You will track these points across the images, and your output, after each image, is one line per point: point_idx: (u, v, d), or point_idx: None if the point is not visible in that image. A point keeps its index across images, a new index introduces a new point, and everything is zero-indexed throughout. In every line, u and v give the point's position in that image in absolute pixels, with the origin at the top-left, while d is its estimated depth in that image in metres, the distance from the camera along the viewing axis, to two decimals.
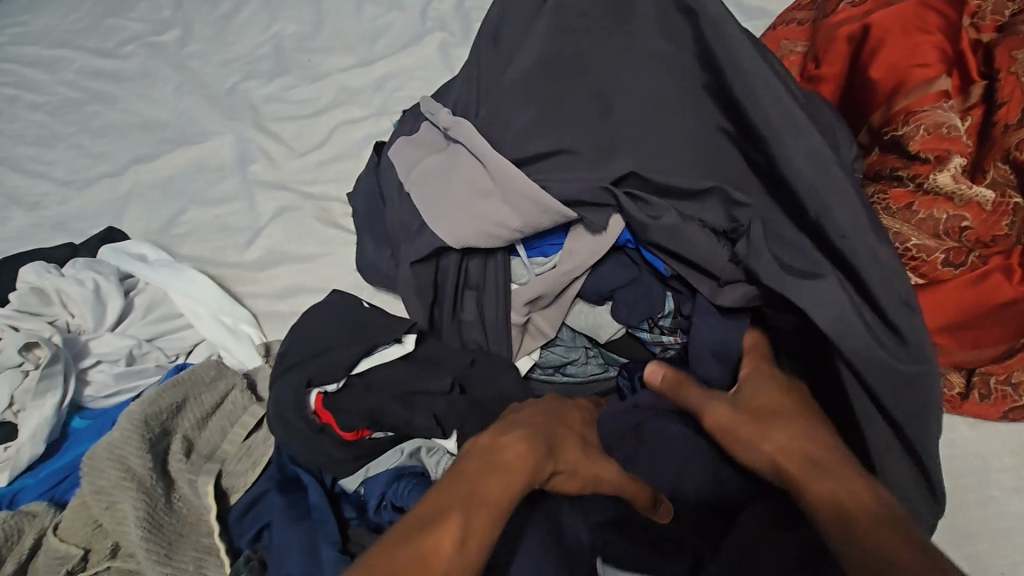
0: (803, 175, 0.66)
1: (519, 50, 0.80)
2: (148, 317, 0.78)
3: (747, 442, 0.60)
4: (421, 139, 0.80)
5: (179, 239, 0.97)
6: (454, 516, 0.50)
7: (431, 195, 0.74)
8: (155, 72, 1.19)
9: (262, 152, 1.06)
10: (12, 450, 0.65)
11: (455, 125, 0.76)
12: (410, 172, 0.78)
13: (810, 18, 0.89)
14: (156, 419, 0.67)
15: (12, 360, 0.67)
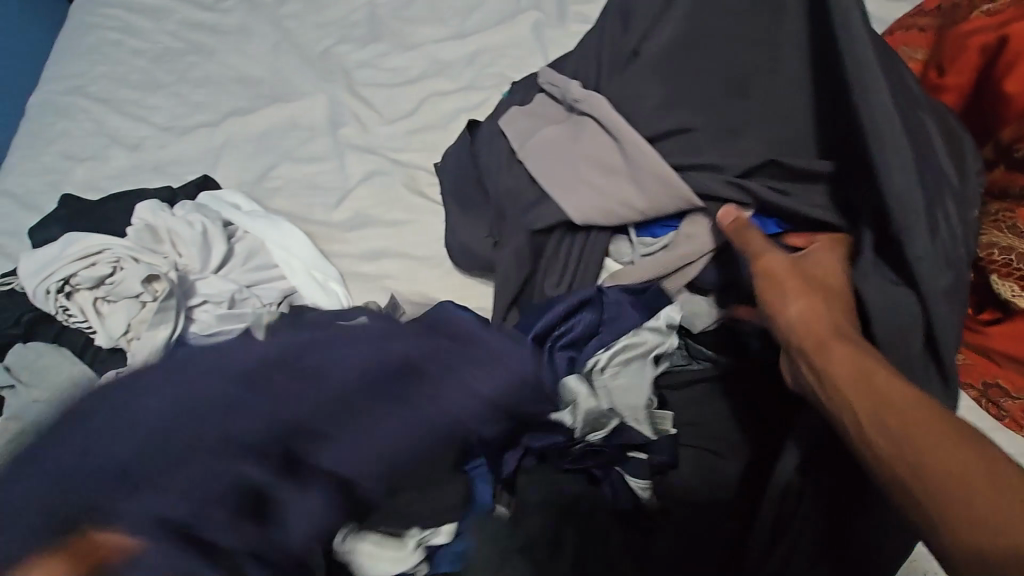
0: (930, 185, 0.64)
1: (654, 36, 0.82)
2: (247, 265, 0.80)
3: (826, 350, 0.56)
4: (541, 108, 0.84)
5: (270, 193, 0.99)
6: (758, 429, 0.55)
7: (552, 164, 0.77)
8: (253, 29, 1.21)
9: (352, 116, 1.07)
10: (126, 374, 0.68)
11: (585, 100, 0.79)
12: (527, 137, 0.81)
13: (933, 24, 0.84)
14: None
15: (131, 290, 0.70)
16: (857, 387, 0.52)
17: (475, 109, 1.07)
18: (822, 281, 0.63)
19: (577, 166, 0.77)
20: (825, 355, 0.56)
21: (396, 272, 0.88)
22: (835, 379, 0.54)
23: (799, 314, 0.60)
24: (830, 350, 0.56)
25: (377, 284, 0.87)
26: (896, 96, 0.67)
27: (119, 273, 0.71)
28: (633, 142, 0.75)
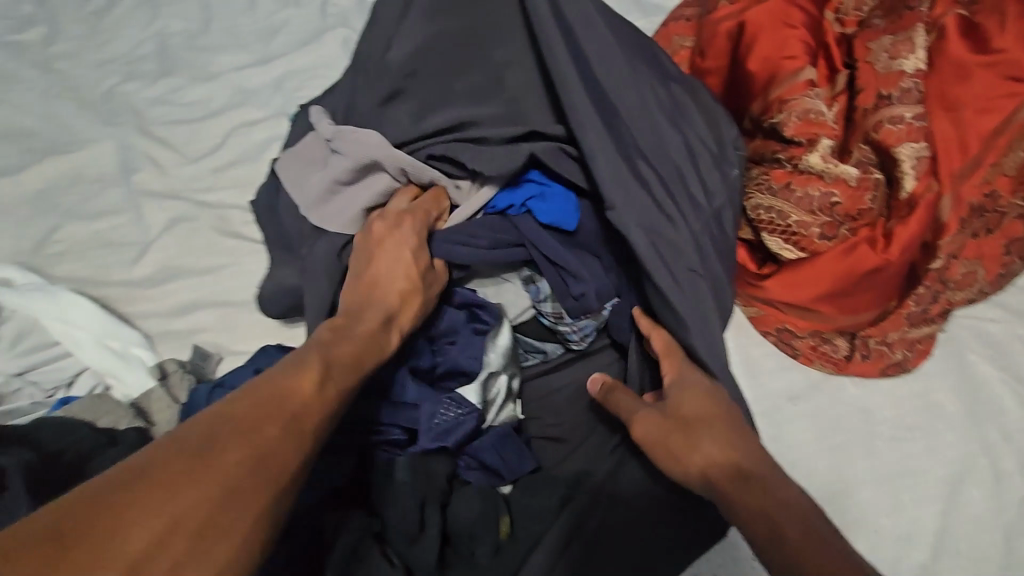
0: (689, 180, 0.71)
1: (425, 37, 0.77)
2: (17, 349, 0.70)
3: (734, 494, 0.53)
4: (305, 153, 0.76)
5: (55, 259, 0.87)
6: (748, 513, 0.51)
7: (331, 203, 0.73)
8: (18, 74, 1.07)
9: (148, 159, 0.98)
10: None
11: (337, 135, 0.73)
12: (297, 188, 0.75)
13: (694, 14, 0.92)
14: (68, 429, 0.62)
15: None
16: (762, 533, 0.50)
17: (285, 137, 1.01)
18: (686, 416, 0.60)
19: (354, 195, 0.73)
20: (733, 502, 0.53)
21: (211, 323, 0.81)
22: (746, 530, 0.51)
23: (701, 475, 0.57)
24: (735, 499, 0.53)
25: (190, 341, 0.80)
26: (649, 97, 0.73)
27: None
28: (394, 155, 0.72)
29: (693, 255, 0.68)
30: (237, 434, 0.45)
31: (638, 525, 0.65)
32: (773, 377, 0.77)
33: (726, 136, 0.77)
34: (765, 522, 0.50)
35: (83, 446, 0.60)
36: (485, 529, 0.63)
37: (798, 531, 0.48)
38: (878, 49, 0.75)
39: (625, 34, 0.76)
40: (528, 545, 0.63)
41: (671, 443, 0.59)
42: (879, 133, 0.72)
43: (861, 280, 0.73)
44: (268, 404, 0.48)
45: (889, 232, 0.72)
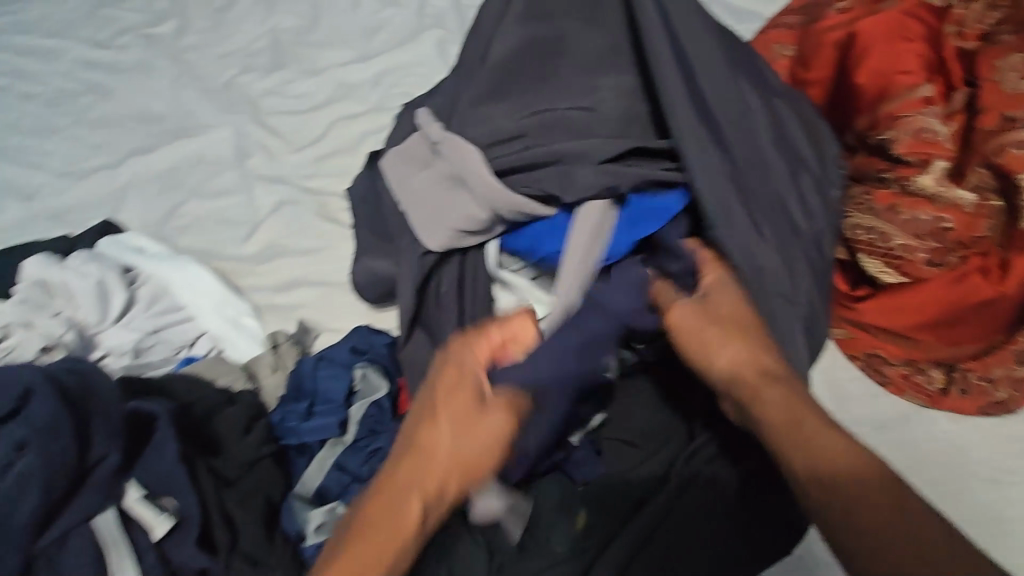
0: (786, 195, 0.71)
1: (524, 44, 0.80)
2: (150, 310, 0.78)
3: (758, 388, 0.56)
4: (410, 150, 0.80)
5: (178, 232, 0.97)
6: (771, 401, 0.55)
7: (421, 206, 0.76)
8: (153, 63, 1.18)
9: (259, 146, 1.06)
10: (17, 345, 0.71)
11: (445, 141, 0.77)
12: (398, 185, 0.79)
13: (797, 22, 0.89)
14: (196, 385, 0.70)
15: (26, 355, 0.70)
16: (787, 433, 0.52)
17: (381, 131, 1.07)
18: (721, 313, 0.61)
19: (440, 202, 0.75)
20: (758, 401, 0.56)
21: (309, 301, 0.88)
22: (766, 417, 0.54)
23: (728, 369, 0.59)
24: (761, 394, 0.56)
25: (290, 316, 0.87)
26: (751, 109, 0.73)
27: (14, 337, 0.71)
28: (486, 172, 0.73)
29: (785, 268, 0.68)
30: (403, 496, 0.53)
31: (719, 527, 0.64)
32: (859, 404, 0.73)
33: (828, 152, 0.76)
34: (782, 415, 0.53)
35: (206, 403, 0.68)
36: (562, 519, 0.64)
37: (819, 435, 0.50)
38: (1005, 67, 0.71)
39: (728, 45, 0.76)
40: (604, 540, 0.64)
41: (705, 334, 0.60)
42: (1001, 157, 0.68)
43: (969, 309, 0.70)
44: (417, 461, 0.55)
45: (1004, 262, 0.68)
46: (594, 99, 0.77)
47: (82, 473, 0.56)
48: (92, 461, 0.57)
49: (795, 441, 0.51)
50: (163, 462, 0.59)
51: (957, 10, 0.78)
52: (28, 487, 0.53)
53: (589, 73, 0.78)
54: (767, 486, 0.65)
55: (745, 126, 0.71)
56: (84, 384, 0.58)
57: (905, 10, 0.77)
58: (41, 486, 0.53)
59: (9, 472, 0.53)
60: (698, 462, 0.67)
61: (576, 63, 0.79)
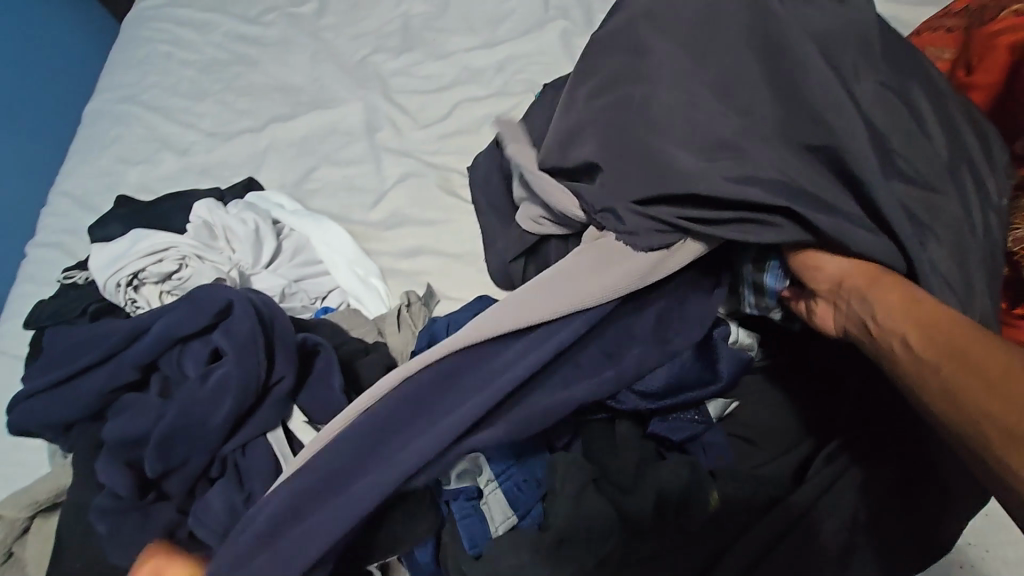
0: (945, 207, 0.65)
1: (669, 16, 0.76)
2: (295, 261, 0.84)
3: (880, 294, 0.57)
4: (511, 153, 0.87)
5: (311, 194, 1.03)
6: (880, 300, 0.56)
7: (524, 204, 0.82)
8: (294, 40, 1.27)
9: (388, 121, 1.12)
10: (189, 277, 0.77)
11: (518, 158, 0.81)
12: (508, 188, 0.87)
13: (959, 25, 0.85)
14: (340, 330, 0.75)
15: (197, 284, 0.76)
16: (939, 344, 0.50)
17: (503, 114, 1.10)
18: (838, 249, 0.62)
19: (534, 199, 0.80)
20: (873, 293, 0.57)
21: (431, 269, 0.91)
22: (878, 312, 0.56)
23: (839, 270, 0.61)
24: (880, 288, 0.57)
25: (413, 280, 0.90)
26: (915, 111, 0.69)
27: (187, 270, 0.77)
28: (547, 182, 0.75)
29: (959, 267, 0.63)
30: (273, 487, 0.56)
31: (852, 527, 0.64)
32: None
33: (998, 157, 0.72)
34: (896, 304, 0.55)
35: (350, 346, 0.73)
36: (698, 495, 0.63)
37: (962, 329, 0.50)
38: None
39: (897, 40, 0.73)
40: (739, 528, 0.65)
41: (827, 261, 0.62)
42: None
43: None
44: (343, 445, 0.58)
45: None
46: (729, 72, 0.68)
47: (264, 389, 0.63)
48: (273, 379, 0.63)
49: (933, 334, 0.51)
50: (328, 395, 0.65)
51: None
52: (224, 394, 0.60)
53: (727, 68, 0.68)
54: (902, 496, 0.65)
55: (890, 138, 0.66)
56: (269, 309, 0.66)
57: None
58: (234, 395, 0.60)
59: (211, 378, 0.61)
60: (840, 462, 0.66)
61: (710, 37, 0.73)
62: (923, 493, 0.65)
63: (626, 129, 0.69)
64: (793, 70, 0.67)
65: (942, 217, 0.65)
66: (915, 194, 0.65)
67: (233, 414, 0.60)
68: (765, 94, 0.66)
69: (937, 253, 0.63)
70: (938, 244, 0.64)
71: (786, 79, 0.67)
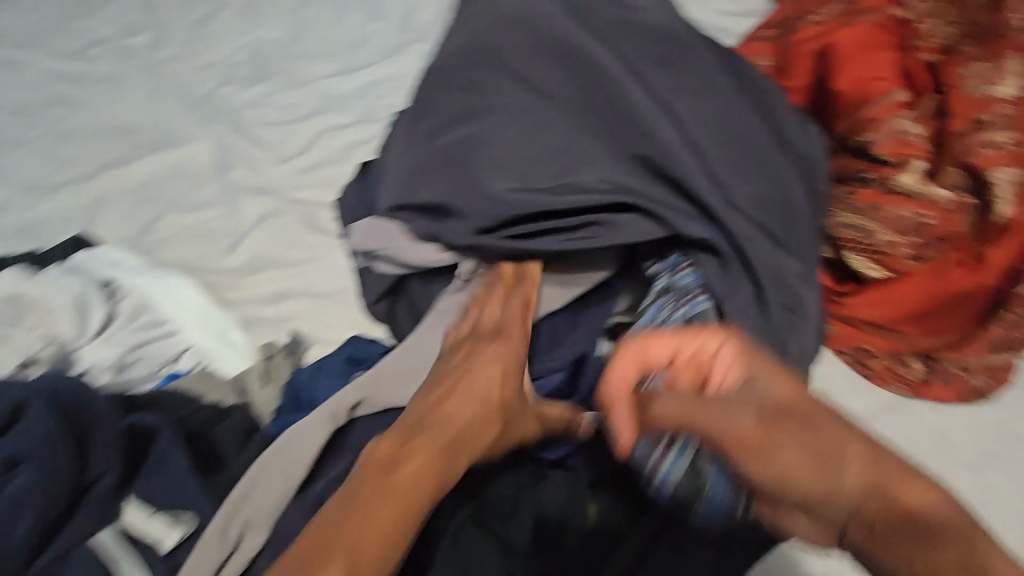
0: (762, 194, 0.72)
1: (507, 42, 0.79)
2: (132, 325, 0.76)
3: (710, 417, 0.53)
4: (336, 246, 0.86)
5: (157, 245, 0.93)
6: (743, 416, 0.52)
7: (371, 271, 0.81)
8: (127, 75, 1.15)
9: (242, 157, 1.04)
10: None
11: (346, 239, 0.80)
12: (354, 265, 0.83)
13: (773, 35, 0.94)
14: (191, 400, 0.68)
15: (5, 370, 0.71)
16: (857, 473, 0.47)
17: (369, 141, 1.06)
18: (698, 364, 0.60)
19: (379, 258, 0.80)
20: (729, 422, 0.52)
21: (299, 313, 0.86)
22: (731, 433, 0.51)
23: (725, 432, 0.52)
24: (738, 420, 0.52)
25: (279, 328, 0.84)
26: (736, 107, 0.75)
27: None
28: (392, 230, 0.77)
29: (772, 250, 0.71)
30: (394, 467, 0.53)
31: None
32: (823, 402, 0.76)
33: (810, 140, 0.77)
34: (743, 421, 0.51)
35: (199, 416, 0.66)
36: (574, 509, 0.63)
37: (832, 441, 0.49)
38: (969, 75, 0.77)
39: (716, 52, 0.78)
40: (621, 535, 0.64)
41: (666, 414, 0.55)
42: (974, 158, 0.72)
43: (950, 299, 0.74)
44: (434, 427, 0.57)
45: (983, 256, 0.72)
46: (560, 100, 0.76)
47: (81, 489, 0.59)
48: (91, 477, 0.60)
49: (787, 452, 0.49)
50: (172, 478, 0.60)
51: (920, 26, 0.84)
52: (22, 512, 0.55)
53: (563, 97, 0.76)
54: None
55: (708, 140, 0.73)
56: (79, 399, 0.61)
57: (878, 22, 0.82)
58: (39, 503, 0.55)
59: (14, 485, 0.56)
60: None
61: (546, 55, 0.78)
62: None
63: (467, 160, 0.74)
64: (612, 94, 0.74)
65: (759, 204, 0.72)
66: (734, 186, 0.72)
67: (37, 528, 0.55)
68: (590, 120, 0.74)
69: (756, 243, 0.70)
70: (756, 230, 0.71)
71: (609, 102, 0.74)
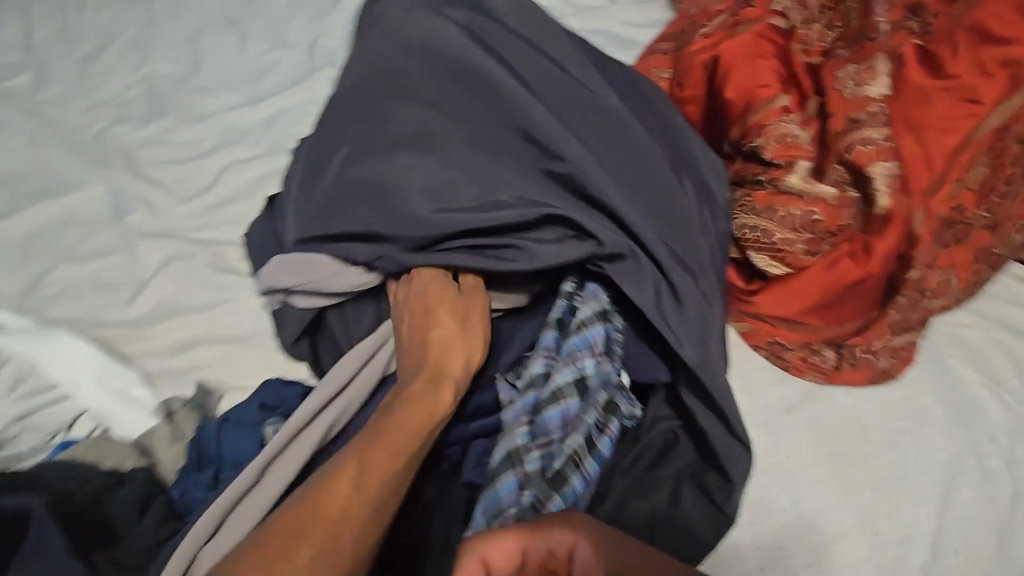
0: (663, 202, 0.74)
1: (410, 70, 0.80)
2: (14, 395, 0.69)
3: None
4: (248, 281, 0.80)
5: (47, 301, 0.86)
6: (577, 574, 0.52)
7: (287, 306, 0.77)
8: (5, 120, 1.07)
9: (141, 200, 0.98)
10: None
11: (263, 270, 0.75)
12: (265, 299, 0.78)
13: (671, 48, 0.98)
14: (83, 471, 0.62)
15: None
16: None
17: (278, 173, 1.03)
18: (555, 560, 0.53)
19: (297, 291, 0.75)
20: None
21: (210, 360, 0.81)
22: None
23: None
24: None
25: (189, 378, 0.79)
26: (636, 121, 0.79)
27: None
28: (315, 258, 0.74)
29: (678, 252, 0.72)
30: (318, 497, 0.49)
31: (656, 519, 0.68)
32: (742, 398, 0.79)
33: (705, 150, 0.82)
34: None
35: (88, 488, 0.60)
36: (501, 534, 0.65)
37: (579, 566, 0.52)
38: (844, 77, 0.81)
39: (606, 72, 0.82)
40: None
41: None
42: (851, 153, 0.76)
43: (845, 290, 0.76)
44: (362, 454, 0.53)
45: (867, 245, 0.75)
46: (466, 119, 0.75)
47: None
48: None
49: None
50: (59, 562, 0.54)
51: (799, 31, 0.89)
52: None
53: (466, 116, 0.76)
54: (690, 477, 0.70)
55: (610, 151, 0.75)
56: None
57: (758, 32, 0.86)
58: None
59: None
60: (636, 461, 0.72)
61: (449, 78, 0.78)
62: (704, 481, 0.71)
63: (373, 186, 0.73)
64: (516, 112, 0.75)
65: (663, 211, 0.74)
66: (637, 194, 0.74)
67: None
68: (496, 135, 0.74)
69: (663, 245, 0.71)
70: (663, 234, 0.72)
71: (513, 118, 0.75)
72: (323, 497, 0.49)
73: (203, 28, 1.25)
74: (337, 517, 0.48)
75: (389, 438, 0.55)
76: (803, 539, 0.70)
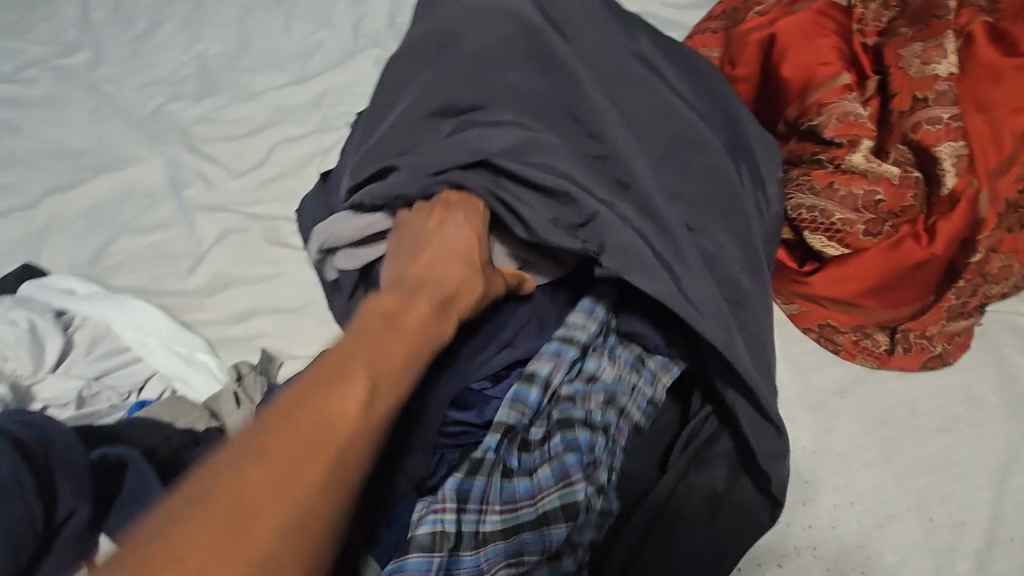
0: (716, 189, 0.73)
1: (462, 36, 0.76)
2: (91, 355, 0.72)
3: None
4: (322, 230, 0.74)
5: (112, 270, 0.89)
6: None
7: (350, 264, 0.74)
8: (66, 96, 1.10)
9: (197, 175, 1.01)
10: None
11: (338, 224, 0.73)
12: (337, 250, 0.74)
13: (722, 26, 0.96)
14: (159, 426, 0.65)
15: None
16: None
17: (328, 150, 1.04)
18: None
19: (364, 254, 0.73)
20: None
21: (269, 330, 0.83)
22: None
23: None
24: None
25: (249, 346, 0.82)
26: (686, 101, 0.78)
27: None
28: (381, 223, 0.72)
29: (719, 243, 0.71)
30: (325, 401, 0.43)
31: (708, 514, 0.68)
32: (793, 380, 0.79)
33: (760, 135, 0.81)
34: None
35: (166, 446, 0.63)
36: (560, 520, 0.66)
37: None
38: (908, 55, 0.80)
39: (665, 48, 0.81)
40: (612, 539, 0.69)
41: None
42: (917, 133, 0.76)
43: (906, 273, 0.76)
44: (369, 354, 0.48)
45: (930, 228, 0.75)
46: (530, 92, 0.73)
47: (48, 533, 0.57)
48: (60, 517, 0.57)
49: None
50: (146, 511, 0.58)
51: (857, 9, 0.87)
52: None
53: (524, 88, 0.73)
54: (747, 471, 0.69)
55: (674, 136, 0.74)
56: (42, 434, 0.58)
57: (818, 9, 0.84)
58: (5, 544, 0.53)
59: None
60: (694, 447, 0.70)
61: (508, 45, 0.74)
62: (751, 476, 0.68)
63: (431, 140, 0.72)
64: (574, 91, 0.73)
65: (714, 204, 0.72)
66: (698, 185, 0.72)
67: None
68: (559, 114, 0.72)
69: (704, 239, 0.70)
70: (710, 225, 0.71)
71: (576, 93, 0.73)
72: (331, 409, 0.43)
73: (251, 7, 1.27)
74: (349, 429, 0.43)
75: (403, 332, 0.52)
76: (855, 519, 0.70)
